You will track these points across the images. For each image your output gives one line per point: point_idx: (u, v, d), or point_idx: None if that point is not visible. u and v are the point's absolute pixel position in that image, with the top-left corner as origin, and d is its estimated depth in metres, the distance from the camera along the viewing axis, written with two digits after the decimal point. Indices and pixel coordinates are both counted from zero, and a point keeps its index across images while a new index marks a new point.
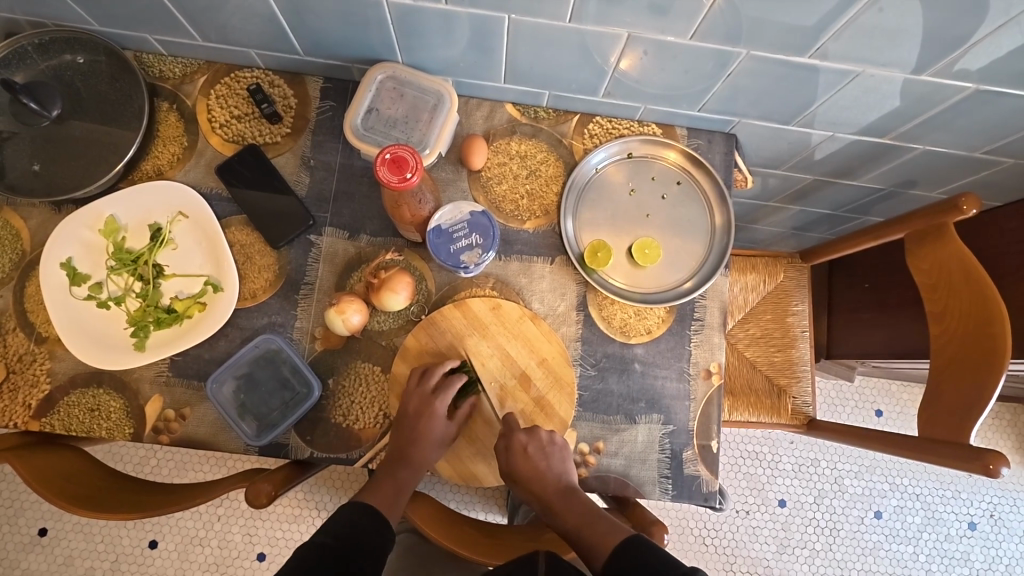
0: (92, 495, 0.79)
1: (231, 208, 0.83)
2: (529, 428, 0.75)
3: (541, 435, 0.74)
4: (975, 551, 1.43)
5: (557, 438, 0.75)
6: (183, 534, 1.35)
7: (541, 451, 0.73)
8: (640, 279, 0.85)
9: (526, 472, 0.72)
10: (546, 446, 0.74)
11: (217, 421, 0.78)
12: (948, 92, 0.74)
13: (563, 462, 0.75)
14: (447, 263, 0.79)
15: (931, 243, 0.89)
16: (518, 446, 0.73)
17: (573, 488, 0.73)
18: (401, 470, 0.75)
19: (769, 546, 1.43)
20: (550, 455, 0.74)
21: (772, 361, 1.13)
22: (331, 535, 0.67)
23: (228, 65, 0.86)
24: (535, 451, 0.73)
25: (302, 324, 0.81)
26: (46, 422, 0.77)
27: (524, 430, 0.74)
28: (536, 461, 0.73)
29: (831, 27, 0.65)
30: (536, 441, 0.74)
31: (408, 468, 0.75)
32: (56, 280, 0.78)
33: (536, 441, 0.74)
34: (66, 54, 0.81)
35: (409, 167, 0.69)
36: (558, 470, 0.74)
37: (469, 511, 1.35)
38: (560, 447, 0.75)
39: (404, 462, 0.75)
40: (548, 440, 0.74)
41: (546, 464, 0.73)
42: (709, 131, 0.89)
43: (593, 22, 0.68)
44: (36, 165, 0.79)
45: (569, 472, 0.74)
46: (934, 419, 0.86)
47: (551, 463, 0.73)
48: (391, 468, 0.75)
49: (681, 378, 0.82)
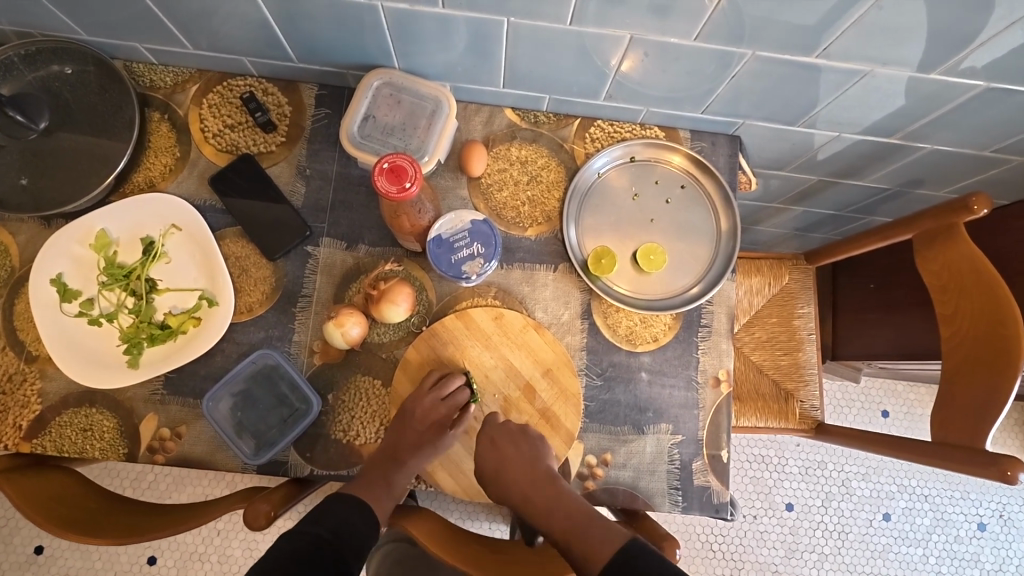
0: (86, 518, 0.76)
1: (226, 219, 0.81)
2: (501, 423, 0.75)
3: (513, 427, 0.74)
4: (985, 552, 1.42)
5: (530, 429, 0.74)
6: (184, 550, 1.33)
7: (512, 440, 0.73)
8: (645, 285, 0.83)
9: (494, 462, 0.72)
10: (517, 437, 0.73)
11: (214, 439, 0.76)
12: (957, 91, 0.73)
13: (539, 450, 0.73)
14: (448, 274, 0.77)
15: (941, 244, 0.87)
16: (487, 436, 0.74)
17: (554, 475, 0.72)
18: (397, 472, 0.73)
19: (778, 551, 1.42)
20: (521, 443, 0.73)
21: (778, 365, 1.11)
22: (325, 527, 0.67)
23: (220, 74, 0.84)
24: (505, 441, 0.73)
25: (300, 337, 0.79)
26: (37, 444, 0.75)
27: (497, 423, 0.75)
28: (504, 449, 0.72)
29: (841, 26, 0.63)
30: (506, 432, 0.73)
31: (404, 471, 0.73)
32: (46, 296, 0.76)
33: (508, 432, 0.73)
34: (53, 64, 0.79)
35: (407, 176, 0.67)
36: (532, 457, 0.72)
37: (473, 522, 1.33)
38: (533, 437, 0.74)
39: (401, 464, 0.73)
40: (520, 432, 0.74)
41: (515, 451, 0.72)
42: (712, 133, 0.87)
43: (592, 24, 0.66)
44: (24, 179, 0.77)
45: (546, 459, 0.73)
46: (947, 424, 0.84)
47: (521, 450, 0.72)
48: (384, 468, 0.73)
49: (689, 387, 0.80)
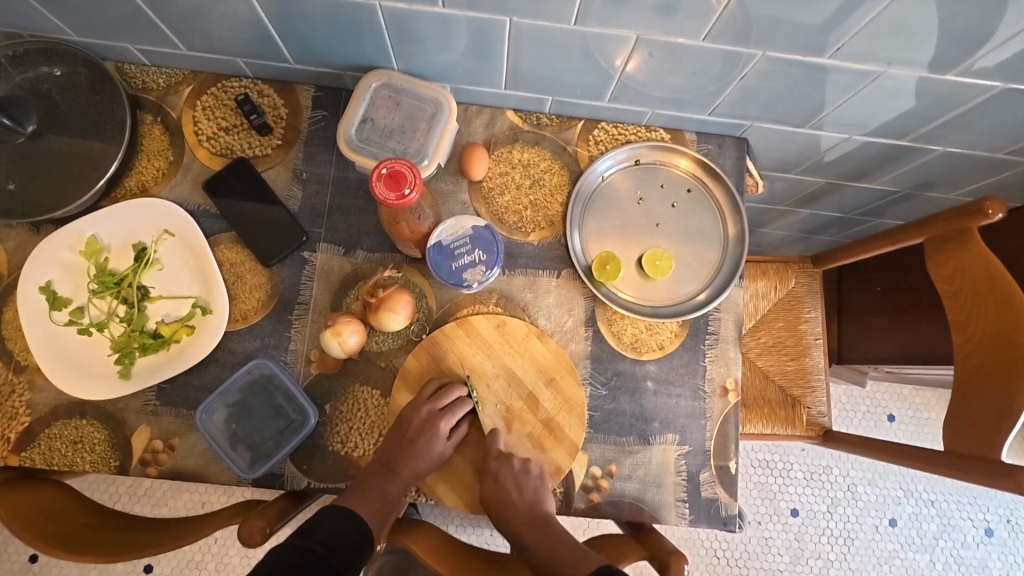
0: (76, 533, 0.74)
1: (220, 225, 0.79)
2: (504, 454, 0.73)
3: (515, 464, 0.72)
4: (993, 558, 1.40)
5: (532, 468, 0.72)
6: (180, 558, 1.31)
7: (515, 482, 0.71)
8: (650, 292, 0.81)
9: (494, 500, 0.70)
10: (519, 476, 0.71)
11: (208, 451, 0.74)
12: (971, 93, 0.71)
13: (539, 493, 0.72)
14: (449, 281, 0.75)
15: (953, 249, 0.85)
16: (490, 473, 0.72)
17: (548, 517, 0.72)
18: (388, 481, 0.71)
19: (783, 557, 1.40)
20: (523, 487, 0.71)
21: (785, 371, 1.09)
22: (316, 541, 0.65)
23: (214, 75, 0.82)
24: (507, 480, 0.71)
25: (296, 346, 0.77)
26: (26, 456, 0.73)
27: (498, 454, 0.73)
28: (506, 489, 0.70)
29: (855, 25, 0.61)
30: (508, 469, 0.71)
31: (397, 481, 0.71)
32: (35, 305, 0.74)
33: (511, 469, 0.71)
34: (42, 66, 0.77)
35: (406, 181, 0.65)
36: (533, 498, 0.71)
37: (473, 529, 1.31)
38: (534, 477, 0.72)
39: (393, 474, 0.71)
40: (522, 468, 0.72)
41: (518, 493, 0.70)
42: (719, 135, 0.85)
43: (597, 23, 0.64)
44: (12, 184, 0.75)
45: (544, 502, 0.72)
46: (960, 433, 0.82)
47: (523, 493, 0.71)
48: (377, 477, 0.71)
49: (696, 396, 0.78)
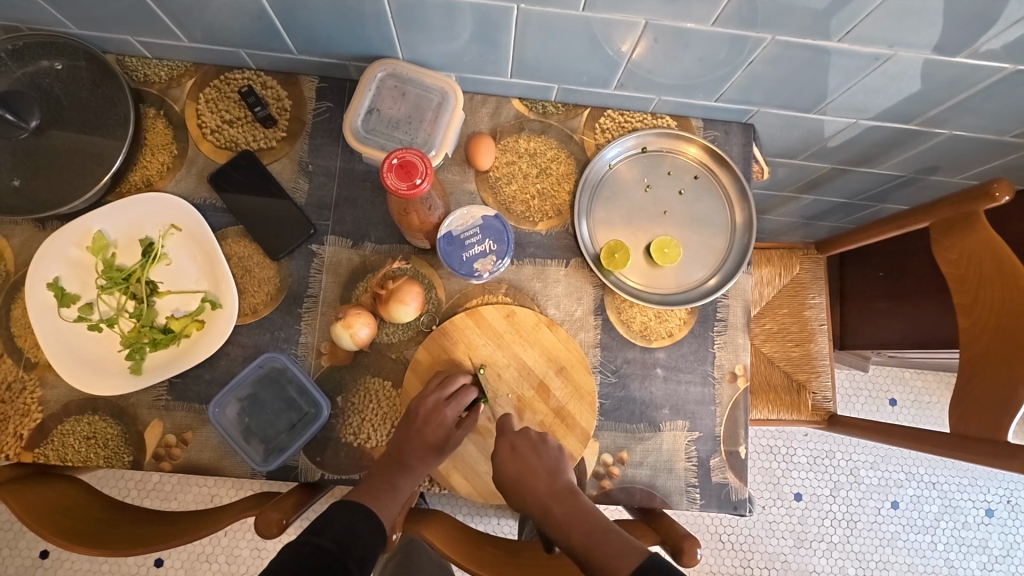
0: (92, 528, 0.74)
1: (227, 219, 0.79)
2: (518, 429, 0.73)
3: (531, 433, 0.72)
4: (993, 538, 1.42)
5: (549, 438, 0.72)
6: (191, 550, 1.31)
7: (532, 448, 0.71)
8: (658, 279, 0.81)
9: (515, 473, 0.69)
10: (537, 443, 0.71)
11: (221, 446, 0.74)
12: (981, 75, 0.71)
13: (560, 462, 0.71)
14: (459, 272, 0.75)
15: (959, 232, 0.85)
16: (507, 443, 0.71)
17: (574, 489, 0.69)
18: (399, 474, 0.71)
19: (787, 540, 1.41)
20: (543, 454, 0.70)
21: (790, 356, 1.10)
22: (327, 538, 0.63)
23: (216, 67, 0.81)
24: (524, 447, 0.70)
25: (307, 338, 0.77)
26: (40, 453, 0.73)
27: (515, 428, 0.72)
28: (526, 457, 0.70)
29: (866, 8, 0.60)
30: (525, 438, 0.71)
31: (407, 472, 0.71)
32: (44, 301, 0.74)
33: (528, 440, 0.71)
34: (43, 60, 0.76)
35: (418, 172, 0.65)
36: (554, 467, 0.70)
37: (480, 518, 1.32)
38: (553, 446, 0.72)
39: (402, 465, 0.71)
40: (539, 439, 0.72)
41: (538, 460, 0.70)
42: (725, 121, 0.85)
43: (604, 9, 0.64)
44: (17, 180, 0.74)
45: (566, 472, 0.70)
46: (967, 416, 0.82)
47: (543, 459, 0.70)
48: (386, 471, 0.71)
49: (705, 382, 0.79)
